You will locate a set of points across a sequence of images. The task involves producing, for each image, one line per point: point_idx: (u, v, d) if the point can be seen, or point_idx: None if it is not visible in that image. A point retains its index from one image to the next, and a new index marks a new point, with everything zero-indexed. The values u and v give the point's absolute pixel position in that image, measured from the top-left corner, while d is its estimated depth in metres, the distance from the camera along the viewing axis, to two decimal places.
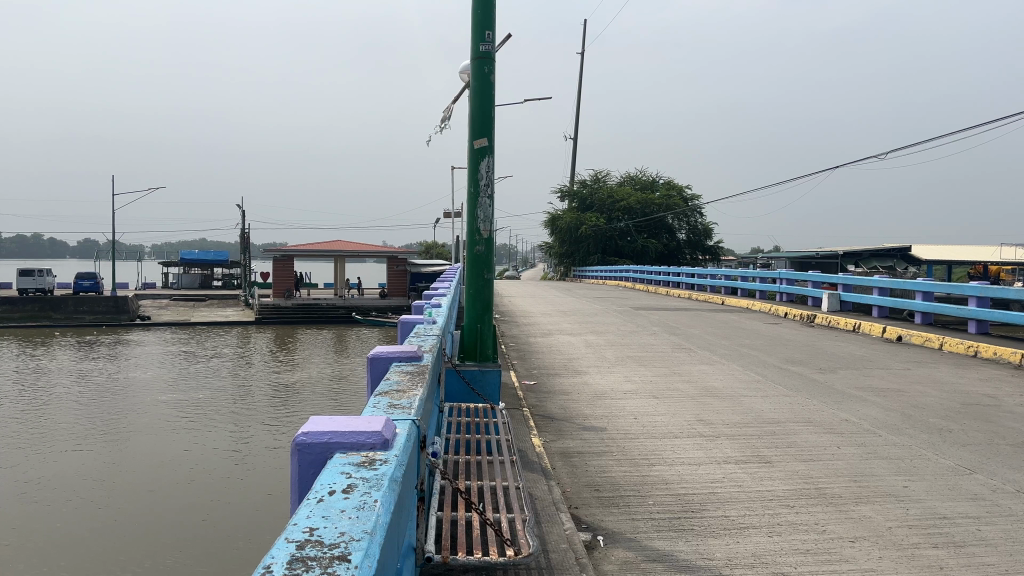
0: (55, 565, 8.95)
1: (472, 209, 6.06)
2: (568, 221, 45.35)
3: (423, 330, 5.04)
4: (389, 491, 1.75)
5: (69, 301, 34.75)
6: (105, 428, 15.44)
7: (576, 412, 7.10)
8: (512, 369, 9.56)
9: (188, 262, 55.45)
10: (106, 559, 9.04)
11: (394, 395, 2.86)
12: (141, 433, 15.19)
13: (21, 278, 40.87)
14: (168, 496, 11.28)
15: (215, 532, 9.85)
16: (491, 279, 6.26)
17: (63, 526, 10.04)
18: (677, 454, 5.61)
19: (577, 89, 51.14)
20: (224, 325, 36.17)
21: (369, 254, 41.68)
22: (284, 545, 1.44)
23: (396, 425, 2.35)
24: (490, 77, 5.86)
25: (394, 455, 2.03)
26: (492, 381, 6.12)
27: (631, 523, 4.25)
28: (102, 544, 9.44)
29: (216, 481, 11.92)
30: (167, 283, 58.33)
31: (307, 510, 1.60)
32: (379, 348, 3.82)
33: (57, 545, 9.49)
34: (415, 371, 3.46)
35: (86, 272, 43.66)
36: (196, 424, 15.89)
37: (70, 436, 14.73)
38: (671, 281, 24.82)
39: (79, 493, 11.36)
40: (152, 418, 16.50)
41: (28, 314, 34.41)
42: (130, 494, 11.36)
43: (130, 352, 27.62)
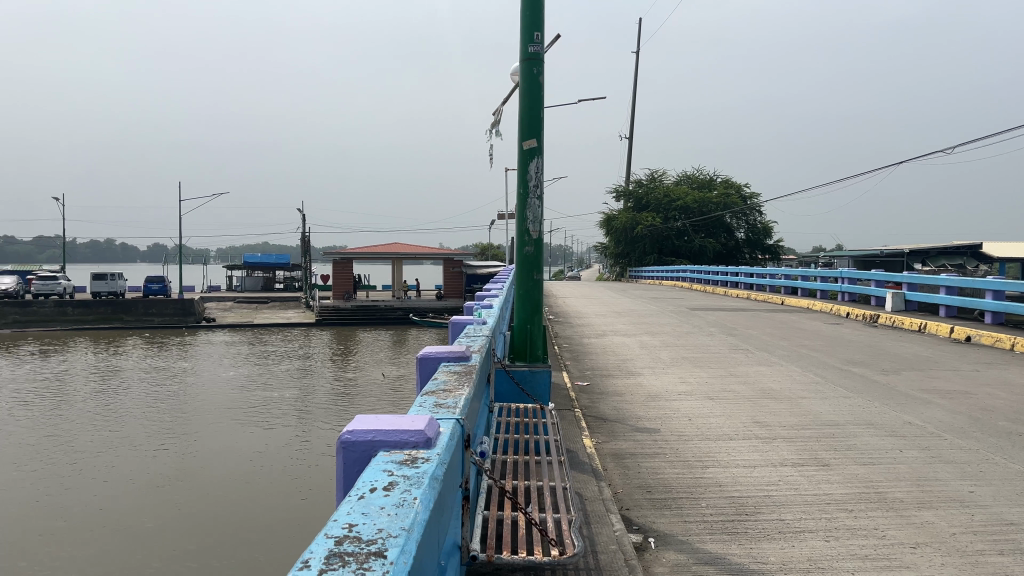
0: (127, 562, 9.13)
1: (521, 210, 6.07)
2: (624, 222, 45.13)
3: (473, 330, 5.10)
4: (430, 488, 1.77)
5: (140, 304, 35.68)
6: (175, 428, 15.85)
7: (629, 413, 7.05)
8: (566, 368, 9.60)
9: (252, 264, 56.60)
10: (180, 558, 9.18)
11: (440, 395, 2.88)
12: (210, 432, 15.58)
13: (94, 282, 42.18)
14: (244, 495, 11.46)
15: (283, 532, 9.97)
16: (541, 280, 6.27)
17: (139, 525, 10.28)
18: (732, 456, 5.53)
19: (633, 91, 50.69)
20: (286, 326, 36.97)
21: (425, 256, 42.10)
22: (324, 540, 1.47)
23: (440, 425, 2.37)
24: (539, 78, 5.88)
25: (436, 453, 2.05)
26: (542, 381, 6.11)
27: (682, 524, 4.21)
28: (173, 541, 9.70)
29: (281, 481, 12.09)
30: (231, 285, 59.67)
31: (348, 506, 1.63)
32: (428, 349, 3.89)
33: (130, 542, 9.71)
34: (462, 371, 3.50)
35: (154, 275, 44.84)
36: (262, 424, 16.21)
37: (142, 435, 15.17)
38: (730, 281, 24.47)
39: (149, 491, 11.67)
40: (219, 418, 16.91)
41: (100, 317, 35.35)
42: (193, 490, 11.72)
43: (198, 353, 28.48)
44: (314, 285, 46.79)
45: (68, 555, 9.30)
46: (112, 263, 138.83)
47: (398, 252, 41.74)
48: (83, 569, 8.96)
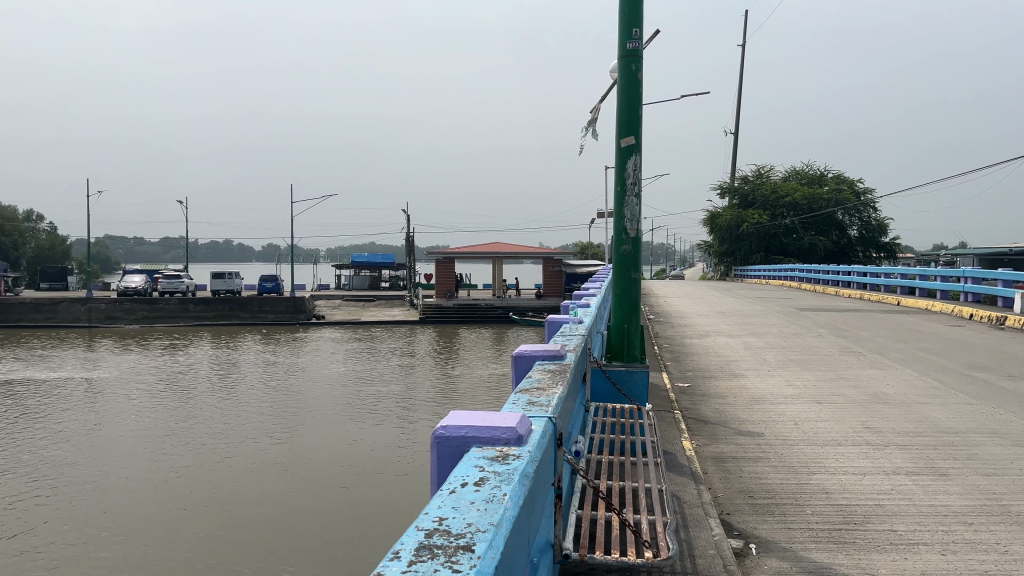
0: (239, 549, 9.49)
1: (619, 207, 6.02)
2: (729, 219, 44.02)
3: (570, 329, 5.09)
4: (520, 485, 1.78)
5: (255, 302, 37.31)
6: (285, 422, 16.48)
7: (731, 416, 6.87)
8: (666, 369, 9.44)
9: (359, 264, 58.34)
10: (285, 548, 9.46)
11: (534, 393, 2.89)
12: (317, 426, 16.13)
13: (214, 281, 44.38)
14: (348, 489, 11.77)
15: (383, 525, 10.16)
16: (639, 279, 6.20)
17: (249, 513, 10.70)
18: (841, 463, 5.31)
19: (739, 84, 49.38)
20: (390, 324, 37.89)
21: (525, 255, 42.29)
22: (414, 532, 1.51)
23: (532, 422, 2.38)
24: (638, 75, 5.81)
25: (528, 450, 2.05)
26: (639, 382, 6.04)
27: (787, 532, 4.07)
28: (280, 531, 10.05)
29: (383, 477, 12.36)
30: (339, 284, 61.68)
31: (439, 500, 1.66)
32: (524, 348, 3.92)
33: (240, 530, 10.12)
34: (556, 369, 3.50)
35: (267, 274, 46.81)
36: (366, 420, 16.64)
37: (256, 428, 15.86)
38: (841, 280, 23.47)
39: (262, 481, 12.19)
40: (326, 413, 17.47)
41: (219, 313, 37.14)
42: (299, 481, 12.17)
43: (308, 349, 29.53)
44: (418, 284, 47.75)
45: (185, 539, 9.78)
46: (230, 263, 146.21)
47: (500, 251, 42.10)
48: (203, 553, 9.40)
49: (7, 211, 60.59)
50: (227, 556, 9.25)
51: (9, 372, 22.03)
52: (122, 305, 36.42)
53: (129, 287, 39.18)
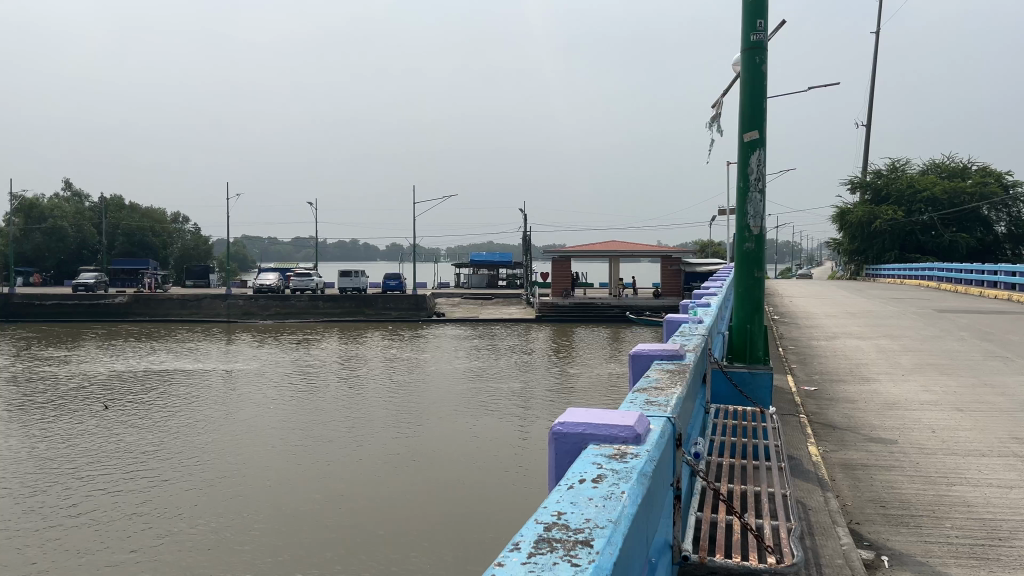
0: (360, 530, 9.85)
1: (741, 204, 5.86)
2: (860, 216, 41.89)
3: (689, 329, 5.01)
4: (637, 483, 1.78)
5: (379, 299, 38.63)
6: (407, 415, 16.98)
7: (861, 422, 6.56)
8: (790, 372, 9.10)
9: (477, 262, 59.33)
10: (403, 533, 9.74)
11: (652, 392, 2.87)
12: (437, 420, 16.53)
13: (342, 279, 46.23)
14: (464, 481, 12.00)
15: (496, 519, 10.26)
16: (762, 277, 6.01)
17: (370, 500, 11.05)
18: (984, 475, 4.96)
19: (872, 73, 46.88)
20: (508, 322, 38.31)
21: (643, 254, 41.75)
22: (533, 525, 1.53)
23: (651, 422, 2.37)
24: (762, 67, 5.64)
25: (645, 450, 2.05)
26: (762, 385, 5.86)
27: (923, 545, 3.85)
28: (398, 516, 10.35)
29: (498, 471, 12.51)
30: (459, 282, 62.92)
31: (557, 495, 1.68)
32: (642, 346, 3.90)
33: (362, 513, 10.50)
34: (675, 369, 3.46)
35: (391, 272, 48.30)
36: (483, 415, 16.91)
37: (380, 421, 16.42)
38: (986, 280, 21.87)
39: (385, 471, 12.59)
40: (446, 407, 17.88)
41: (346, 310, 38.65)
42: (420, 472, 12.53)
43: (429, 345, 30.28)
44: (535, 283, 48.05)
45: (311, 519, 10.24)
46: (356, 261, 152.13)
47: (618, 249, 41.74)
48: (327, 532, 9.82)
49: (157, 213, 65.27)
50: (350, 536, 9.60)
51: (160, 362, 23.77)
52: (258, 302, 38.54)
53: (264, 285, 41.37)
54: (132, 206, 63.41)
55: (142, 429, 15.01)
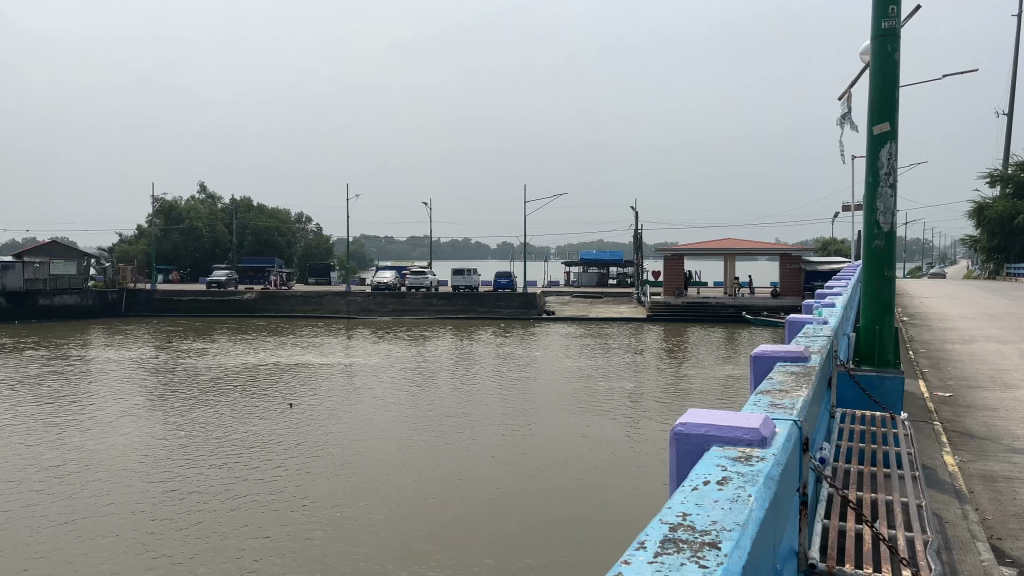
0: (472, 525, 10.01)
1: (871, 199, 5.59)
2: (1000, 211, 39.08)
3: (813, 329, 4.81)
4: (764, 487, 1.74)
5: (491, 297, 39.12)
6: (519, 413, 17.12)
7: (1003, 432, 6.12)
8: (922, 377, 8.60)
9: (588, 261, 59.13)
10: (514, 530, 9.83)
11: (776, 395, 2.79)
12: (549, 418, 16.58)
13: (455, 277, 47.10)
14: (576, 481, 11.98)
15: (607, 520, 10.20)
16: (893, 276, 5.71)
17: (482, 496, 11.21)
18: None
19: (1015, 58, 43.63)
20: (619, 322, 37.98)
21: (760, 253, 40.46)
22: (658, 524, 1.53)
23: (776, 425, 2.30)
24: (894, 55, 5.36)
25: (771, 453, 1.99)
26: (892, 389, 5.58)
27: None
28: (510, 514, 10.44)
29: (610, 472, 12.43)
30: (570, 281, 62.86)
31: (681, 496, 1.66)
32: (763, 348, 3.79)
33: (474, 508, 10.66)
34: (800, 371, 3.34)
35: (503, 271, 48.81)
36: (594, 415, 16.83)
37: (493, 418, 16.62)
38: None
39: (497, 467, 12.75)
40: (557, 406, 17.91)
41: (459, 308, 39.32)
42: (531, 470, 12.61)
43: (540, 344, 30.41)
44: (647, 282, 47.42)
45: (425, 512, 10.49)
46: (468, 260, 154.69)
47: (734, 248, 40.61)
48: (439, 525, 10.03)
49: (283, 214, 68.47)
50: (463, 530, 9.78)
51: (285, 356, 24.95)
52: (375, 299, 39.77)
53: (381, 283, 42.64)
54: (259, 207, 66.74)
55: (270, 420, 15.82)
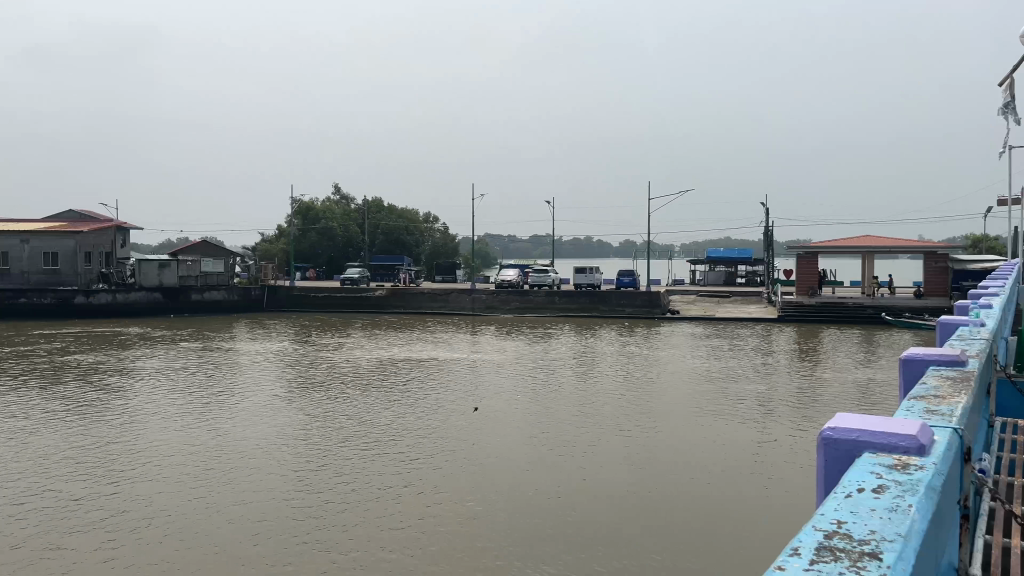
0: (592, 526, 9.95)
1: None
2: None
3: (967, 332, 4.52)
4: (927, 498, 1.64)
5: (614, 295, 38.78)
6: (642, 414, 16.87)
7: None
8: None
9: (715, 259, 57.55)
10: (635, 533, 9.70)
11: (932, 401, 2.63)
12: (673, 420, 16.24)
13: (578, 275, 46.99)
14: (701, 486, 11.66)
15: (733, 527, 9.89)
16: None
17: (603, 497, 11.14)
18: None
19: None
20: (747, 322, 36.76)
21: (903, 250, 38.10)
22: (812, 532, 1.48)
23: (935, 432, 2.17)
24: None
25: (931, 462, 1.88)
26: None
27: None
28: (632, 516, 10.31)
29: (737, 478, 12.03)
30: (696, 279, 61.42)
31: (835, 502, 1.60)
32: (914, 351, 3.58)
33: (595, 509, 10.60)
34: (957, 376, 3.14)
35: (626, 269, 48.27)
36: (720, 418, 16.35)
37: (615, 418, 16.46)
38: None
39: (620, 469, 12.62)
40: (681, 408, 17.53)
41: (581, 306, 39.17)
42: (655, 473, 12.38)
43: (664, 343, 29.86)
44: (778, 280, 45.64)
45: (546, 511, 10.53)
46: (591, 258, 153.93)
47: (873, 245, 38.45)
48: (560, 524, 10.05)
49: (411, 214, 70.43)
50: (584, 531, 9.75)
51: (412, 352, 25.66)
52: (499, 296, 40.20)
53: (505, 280, 43.14)
54: (389, 206, 68.92)
55: (397, 414, 16.32)
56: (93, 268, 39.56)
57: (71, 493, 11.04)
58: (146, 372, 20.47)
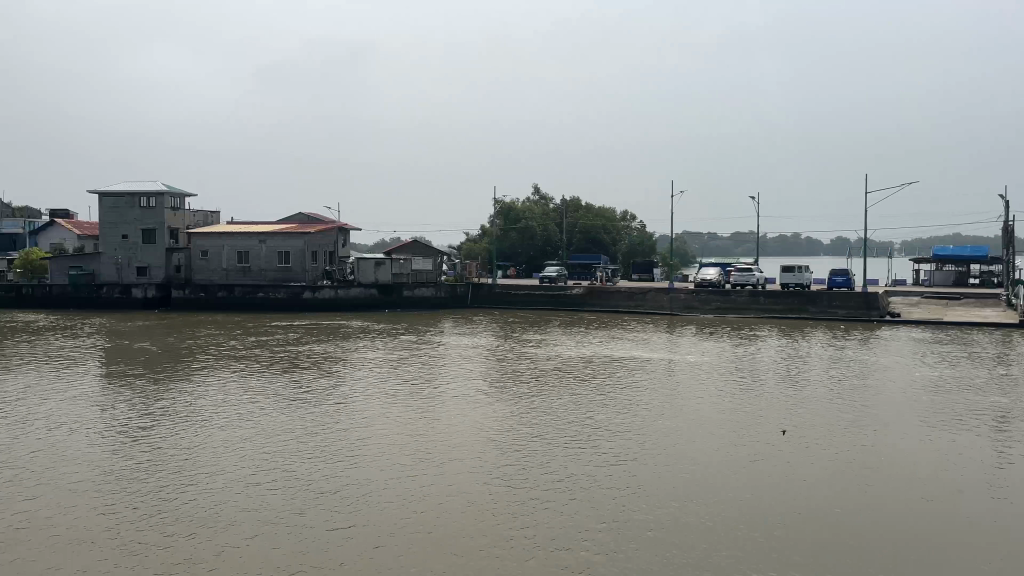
0: (796, 535, 9.70)
1: None
2: None
3: None
4: None
5: (825, 296, 36.52)
6: (857, 422, 15.93)
7: None
8: None
9: (943, 257, 52.40)
10: (844, 546, 9.33)
11: None
12: (893, 431, 15.18)
13: (785, 274, 44.68)
14: (922, 502, 10.92)
15: (956, 549, 9.22)
16: None
17: (809, 507, 10.78)
18: None
19: None
20: (983, 327, 33.16)
21: None
22: None
23: None
24: None
25: None
26: None
27: None
28: (841, 529, 9.91)
29: (964, 496, 11.11)
30: (920, 279, 56.29)
31: None
32: None
33: (801, 518, 10.30)
34: None
35: (839, 268, 45.23)
36: (948, 431, 15.04)
37: (827, 425, 15.67)
38: None
39: (830, 478, 12.10)
40: (902, 418, 16.32)
41: (789, 307, 37.23)
42: (869, 485, 11.74)
43: (884, 348, 27.70)
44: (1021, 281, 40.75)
45: (749, 516, 10.37)
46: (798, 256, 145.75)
47: None
48: (763, 530, 9.89)
49: (609, 212, 70.44)
50: (788, 540, 9.53)
51: (612, 350, 25.71)
52: (699, 296, 39.11)
53: (706, 279, 41.95)
54: (587, 206, 69.27)
55: (599, 411, 16.57)
56: (320, 266, 43.43)
57: (304, 470, 12.27)
58: (367, 363, 22.18)
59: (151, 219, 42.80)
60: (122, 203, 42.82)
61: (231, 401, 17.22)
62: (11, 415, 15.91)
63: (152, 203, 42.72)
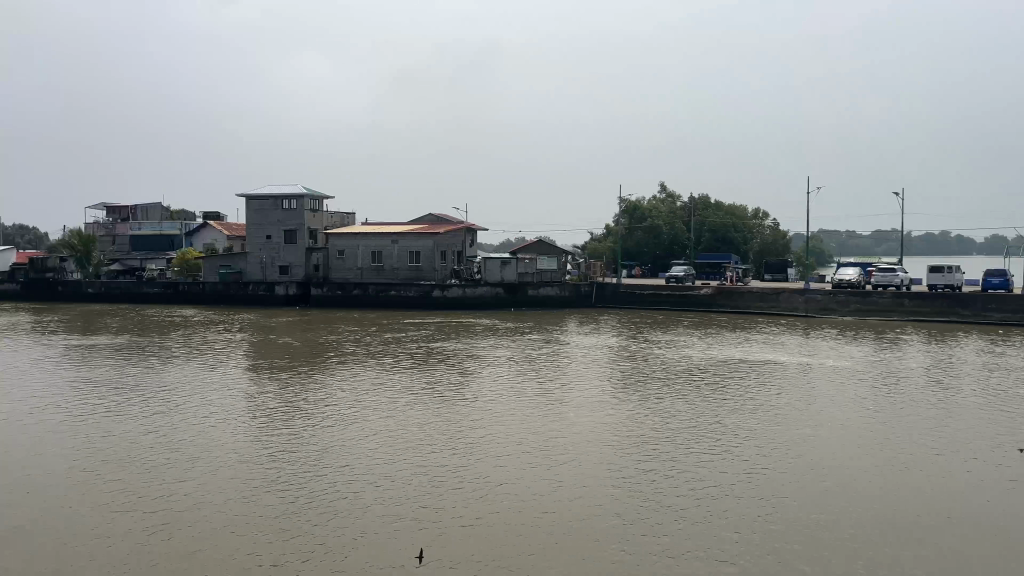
0: (947, 552, 9.18)
1: None
2: None
3: None
4: None
5: (980, 298, 33.94)
6: (1015, 434, 14.80)
7: None
8: None
9: None
10: (1001, 567, 8.75)
11: None
12: None
13: (933, 275, 41.86)
14: None
15: None
16: None
17: (962, 522, 10.16)
18: None
19: None
20: None
21: None
22: None
23: None
24: None
25: None
26: None
27: None
28: (997, 548, 9.28)
29: None
30: None
31: None
32: None
33: (952, 534, 9.73)
34: None
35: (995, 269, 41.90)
36: None
37: (981, 436, 14.65)
38: None
39: (985, 493, 11.33)
40: None
41: (938, 310, 34.85)
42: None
43: None
44: None
45: (893, 530, 9.89)
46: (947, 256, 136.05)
47: None
48: (910, 545, 9.41)
49: (739, 209, 68.32)
50: (938, 557, 9.03)
51: (743, 353, 24.93)
52: (837, 298, 37.23)
53: (845, 280, 39.91)
54: (717, 204, 67.52)
55: (730, 414, 16.17)
56: (449, 265, 44.49)
57: (437, 464, 12.66)
58: (494, 361, 22.52)
59: (292, 220, 45.28)
60: (266, 205, 45.55)
61: (368, 395, 17.94)
62: (171, 403, 17.27)
63: (294, 205, 45.25)
